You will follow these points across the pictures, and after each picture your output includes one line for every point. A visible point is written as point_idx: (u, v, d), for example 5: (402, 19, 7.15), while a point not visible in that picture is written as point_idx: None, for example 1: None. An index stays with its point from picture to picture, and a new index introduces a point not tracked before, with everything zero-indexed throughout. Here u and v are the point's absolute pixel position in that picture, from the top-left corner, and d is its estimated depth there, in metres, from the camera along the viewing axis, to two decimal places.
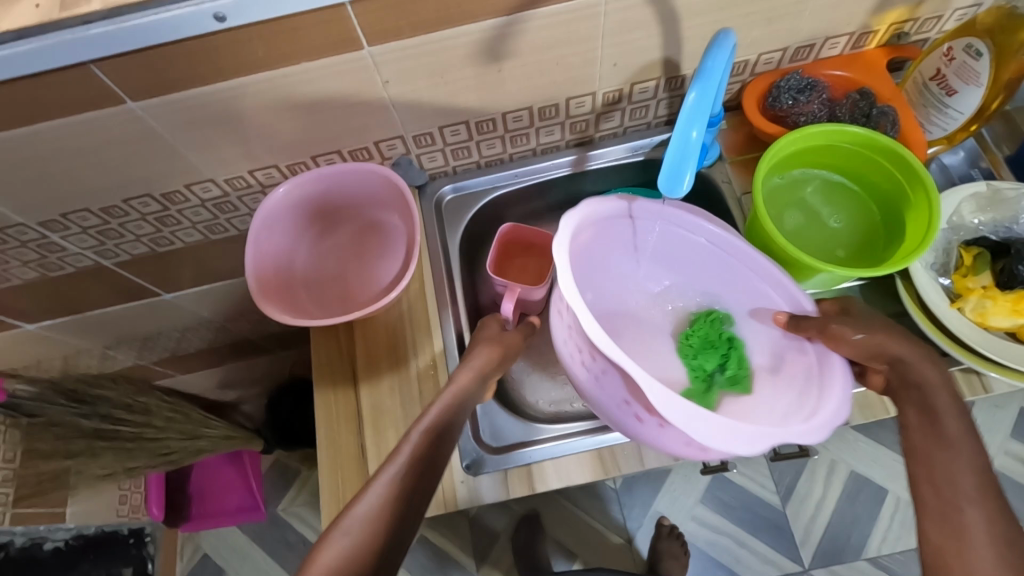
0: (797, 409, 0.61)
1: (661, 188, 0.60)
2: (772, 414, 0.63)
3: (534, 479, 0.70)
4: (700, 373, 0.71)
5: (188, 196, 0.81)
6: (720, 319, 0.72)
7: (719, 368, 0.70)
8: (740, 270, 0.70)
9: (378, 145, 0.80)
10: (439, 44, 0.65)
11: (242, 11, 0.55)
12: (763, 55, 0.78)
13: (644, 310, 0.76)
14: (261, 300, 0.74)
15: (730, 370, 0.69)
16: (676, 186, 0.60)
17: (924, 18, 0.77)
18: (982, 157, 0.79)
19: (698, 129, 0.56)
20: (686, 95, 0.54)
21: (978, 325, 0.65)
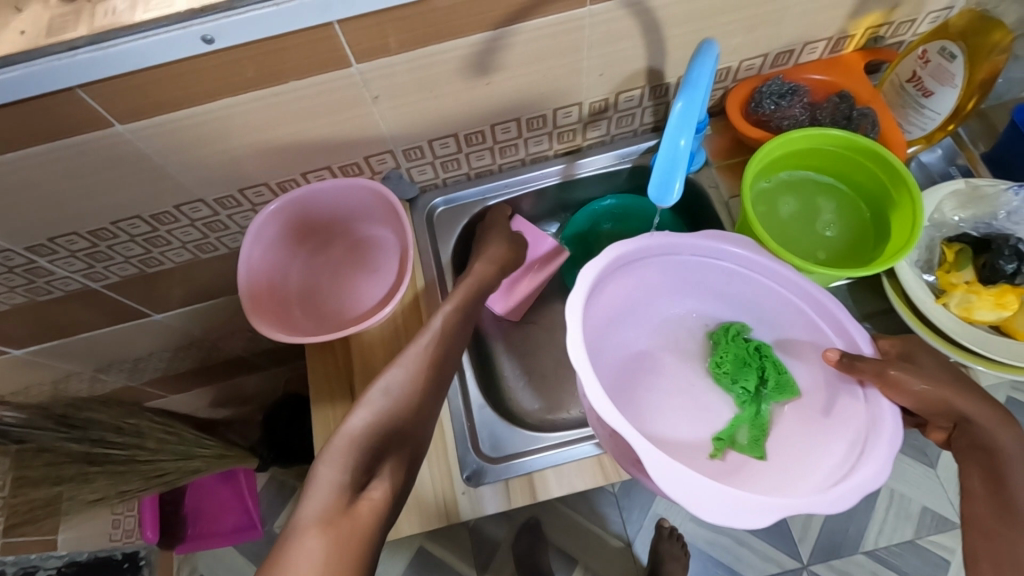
0: (847, 439, 0.61)
1: (653, 196, 0.61)
2: (821, 447, 0.63)
3: (535, 488, 0.71)
4: (745, 393, 0.71)
5: (178, 216, 0.81)
6: (740, 332, 0.73)
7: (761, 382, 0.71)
8: (774, 292, 0.70)
9: (368, 160, 0.80)
10: (427, 60, 0.66)
11: (230, 32, 0.56)
12: (744, 62, 0.80)
13: (665, 349, 0.76)
14: (254, 318, 0.73)
15: (772, 381, 0.70)
16: (667, 194, 0.61)
17: (898, 21, 0.79)
18: (959, 154, 0.81)
19: (687, 138, 0.56)
20: (673, 105, 0.55)
21: (964, 319, 0.66)
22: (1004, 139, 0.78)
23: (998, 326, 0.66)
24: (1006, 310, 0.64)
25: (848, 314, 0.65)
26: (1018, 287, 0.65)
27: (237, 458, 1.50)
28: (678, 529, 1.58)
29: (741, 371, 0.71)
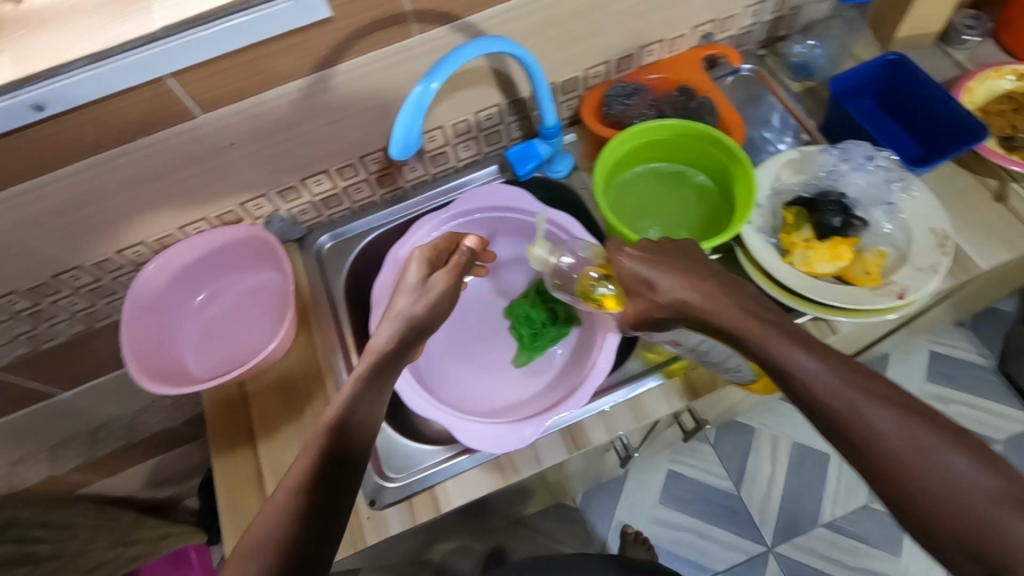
0: (549, 355, 0.85)
1: (402, 143, 0.63)
2: (555, 363, 0.85)
3: (439, 500, 0.71)
4: (532, 325, 0.85)
5: (58, 286, 0.81)
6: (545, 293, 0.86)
7: (545, 325, 0.85)
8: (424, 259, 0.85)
9: (245, 206, 0.82)
10: (272, 103, 0.69)
11: (60, 98, 0.58)
12: (589, 70, 0.86)
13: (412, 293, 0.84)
14: (138, 375, 0.73)
15: (548, 329, 0.85)
16: (411, 144, 0.64)
17: (720, 19, 0.87)
18: (801, 131, 0.89)
19: (437, 82, 0.62)
20: (428, 84, 0.62)
21: (808, 274, 0.71)
22: (832, 109, 0.85)
23: (840, 275, 0.72)
24: (842, 260, 0.70)
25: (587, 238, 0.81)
26: (848, 237, 0.71)
27: (182, 534, 1.49)
28: (643, 533, 1.60)
29: (540, 332, 0.85)
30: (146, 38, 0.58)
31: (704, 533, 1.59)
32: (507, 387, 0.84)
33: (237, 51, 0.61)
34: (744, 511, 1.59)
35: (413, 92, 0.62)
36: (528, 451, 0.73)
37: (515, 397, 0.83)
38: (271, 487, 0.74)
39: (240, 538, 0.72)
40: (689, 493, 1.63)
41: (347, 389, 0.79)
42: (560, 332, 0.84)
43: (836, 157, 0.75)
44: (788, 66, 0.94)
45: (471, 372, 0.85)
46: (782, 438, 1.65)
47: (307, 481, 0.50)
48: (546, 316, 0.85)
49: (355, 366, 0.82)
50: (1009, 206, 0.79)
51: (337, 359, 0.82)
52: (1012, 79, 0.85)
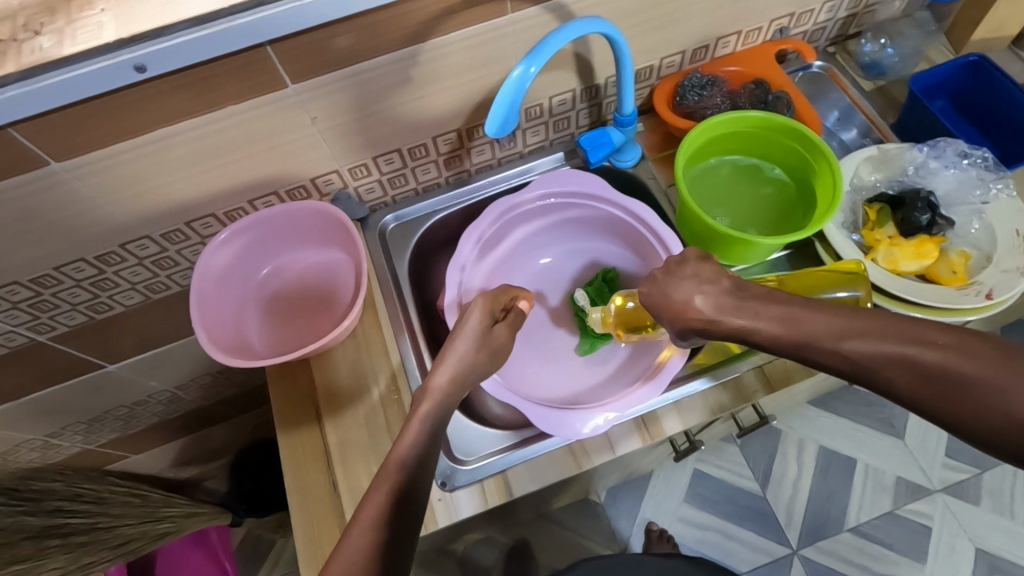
0: (614, 346, 0.85)
1: (498, 122, 0.63)
2: (619, 354, 0.84)
3: (511, 485, 0.71)
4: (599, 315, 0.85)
5: (124, 256, 0.80)
6: (613, 282, 0.86)
7: None
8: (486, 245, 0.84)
9: (315, 181, 0.81)
10: (358, 76, 0.68)
11: (161, 60, 0.57)
12: (664, 59, 0.85)
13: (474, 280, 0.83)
14: (209, 348, 0.72)
15: None
16: (505, 124, 0.63)
17: (798, 13, 0.87)
18: (872, 129, 0.89)
19: (537, 65, 0.61)
20: (529, 65, 0.61)
21: (892, 271, 0.70)
22: (908, 108, 0.85)
23: (924, 274, 0.71)
24: (928, 258, 0.69)
25: (661, 228, 0.80)
26: (934, 236, 0.71)
27: (209, 514, 1.45)
28: (667, 531, 1.60)
29: None
30: (253, 3, 0.56)
31: (729, 533, 1.58)
32: (571, 376, 0.84)
33: (337, 21, 0.60)
34: (770, 513, 1.59)
35: (511, 72, 0.61)
36: (602, 438, 0.72)
37: (579, 387, 0.83)
38: (338, 466, 0.73)
39: (308, 515, 0.71)
40: (714, 493, 1.63)
41: (415, 370, 0.79)
42: None
43: (926, 154, 0.74)
44: (859, 64, 0.94)
45: (535, 358, 0.85)
46: (809, 441, 1.65)
47: (381, 517, 0.53)
48: None
49: (420, 347, 0.81)
50: None
51: (404, 341, 0.81)
52: None
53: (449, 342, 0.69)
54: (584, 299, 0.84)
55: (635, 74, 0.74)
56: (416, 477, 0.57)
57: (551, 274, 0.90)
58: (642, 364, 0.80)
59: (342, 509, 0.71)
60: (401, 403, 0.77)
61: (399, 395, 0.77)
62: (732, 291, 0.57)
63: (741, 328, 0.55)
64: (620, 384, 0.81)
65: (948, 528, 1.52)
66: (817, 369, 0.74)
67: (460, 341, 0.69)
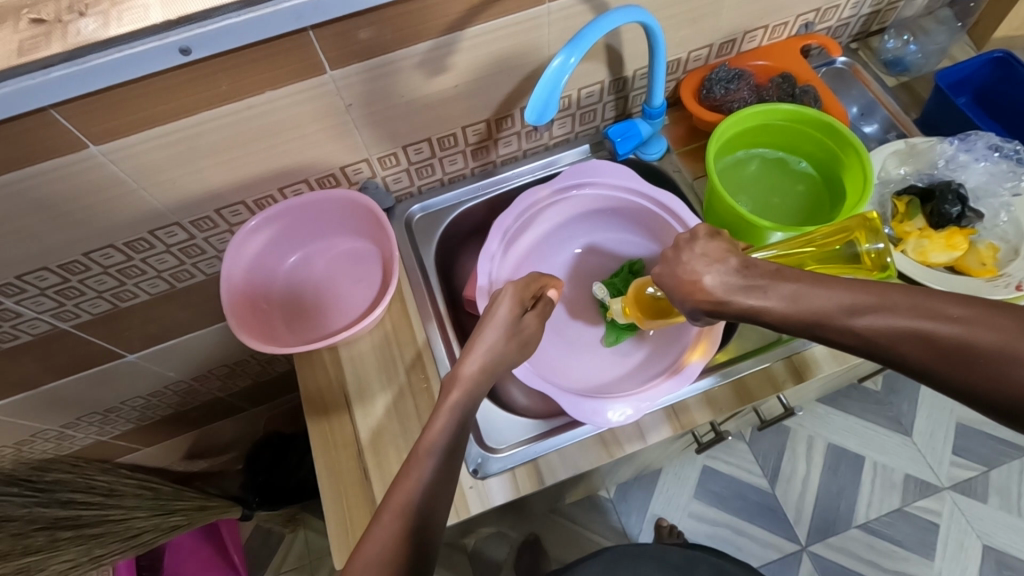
0: (640, 337, 0.85)
1: (537, 109, 0.63)
2: (645, 345, 0.85)
3: (542, 473, 0.71)
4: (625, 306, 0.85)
5: (152, 243, 0.80)
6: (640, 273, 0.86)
7: None
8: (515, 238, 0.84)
9: (344, 170, 0.81)
10: (394, 64, 0.68)
11: (205, 43, 0.57)
12: (692, 53, 0.86)
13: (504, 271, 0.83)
14: (240, 334, 0.72)
15: None
16: (544, 112, 0.63)
17: (824, 9, 0.87)
18: (894, 125, 0.90)
19: (577, 55, 0.61)
20: (570, 53, 0.61)
21: (921, 263, 0.71)
22: (932, 104, 0.86)
23: (951, 266, 0.72)
24: (957, 250, 0.70)
25: (689, 219, 0.81)
26: (963, 228, 0.71)
27: (220, 507, 1.40)
28: (677, 527, 1.60)
29: None
30: None
31: (738, 530, 1.59)
32: (597, 367, 0.84)
33: (379, 7, 0.61)
34: (779, 509, 1.60)
35: (551, 62, 0.62)
36: (632, 427, 0.73)
37: (605, 377, 0.83)
38: (369, 453, 0.73)
39: (339, 501, 0.71)
40: (724, 490, 1.63)
41: (444, 358, 0.79)
42: None
43: (956, 147, 0.75)
44: (882, 61, 0.94)
45: (562, 348, 0.85)
46: (818, 438, 1.66)
47: (411, 508, 0.53)
48: None
49: (448, 336, 0.81)
50: None
51: (432, 330, 0.81)
52: None
53: (479, 331, 0.66)
54: (603, 292, 0.85)
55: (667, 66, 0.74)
56: (448, 465, 0.57)
57: (576, 265, 0.91)
58: (670, 355, 0.81)
59: (374, 496, 0.71)
60: (430, 391, 0.77)
61: (429, 384, 0.77)
62: (741, 269, 0.55)
63: (766, 308, 0.54)
64: (647, 374, 0.81)
65: (955, 525, 1.53)
66: (846, 360, 0.74)
67: (487, 332, 0.66)
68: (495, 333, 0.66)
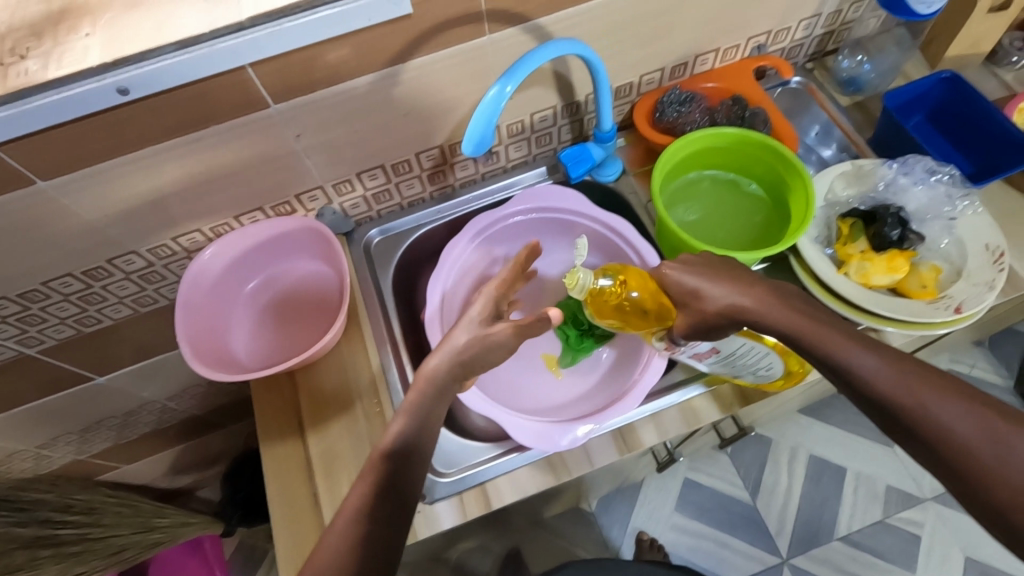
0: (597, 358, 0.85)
1: (474, 140, 0.64)
2: (602, 364, 0.85)
3: (489, 497, 0.71)
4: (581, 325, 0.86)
5: (111, 271, 0.81)
6: None
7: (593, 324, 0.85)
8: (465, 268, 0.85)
9: (300, 197, 0.83)
10: (339, 96, 0.70)
11: (145, 83, 0.58)
12: (643, 77, 0.87)
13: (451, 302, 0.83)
14: (194, 360, 0.73)
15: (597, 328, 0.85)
16: (482, 142, 0.64)
17: (775, 31, 0.88)
18: (849, 145, 0.90)
19: (512, 84, 0.62)
20: (506, 83, 0.62)
21: (864, 285, 0.72)
22: (884, 126, 0.86)
23: (895, 288, 0.73)
24: (898, 272, 0.71)
25: (641, 239, 0.82)
26: (905, 250, 0.72)
27: (201, 524, 1.45)
28: (659, 540, 1.60)
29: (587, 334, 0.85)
30: (235, 27, 0.58)
31: (720, 542, 1.58)
32: (553, 388, 0.84)
33: (317, 44, 0.62)
34: (761, 522, 1.59)
35: (488, 91, 0.63)
36: (579, 451, 0.73)
37: (562, 398, 0.83)
38: (321, 477, 0.74)
39: (291, 526, 0.72)
40: (706, 502, 1.63)
41: (396, 382, 0.80)
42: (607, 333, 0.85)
43: (896, 170, 0.76)
44: (837, 80, 0.95)
45: (519, 370, 0.85)
46: (800, 450, 1.65)
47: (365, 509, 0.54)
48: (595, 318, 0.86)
49: (403, 360, 0.82)
50: None
51: (387, 354, 0.82)
52: None
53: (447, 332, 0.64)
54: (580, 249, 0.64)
55: (612, 91, 0.75)
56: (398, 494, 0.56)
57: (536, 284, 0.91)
58: (623, 375, 0.81)
59: (324, 520, 0.72)
60: (383, 415, 0.78)
61: (382, 408, 0.78)
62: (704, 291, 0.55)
63: None
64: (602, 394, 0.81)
65: (938, 536, 1.52)
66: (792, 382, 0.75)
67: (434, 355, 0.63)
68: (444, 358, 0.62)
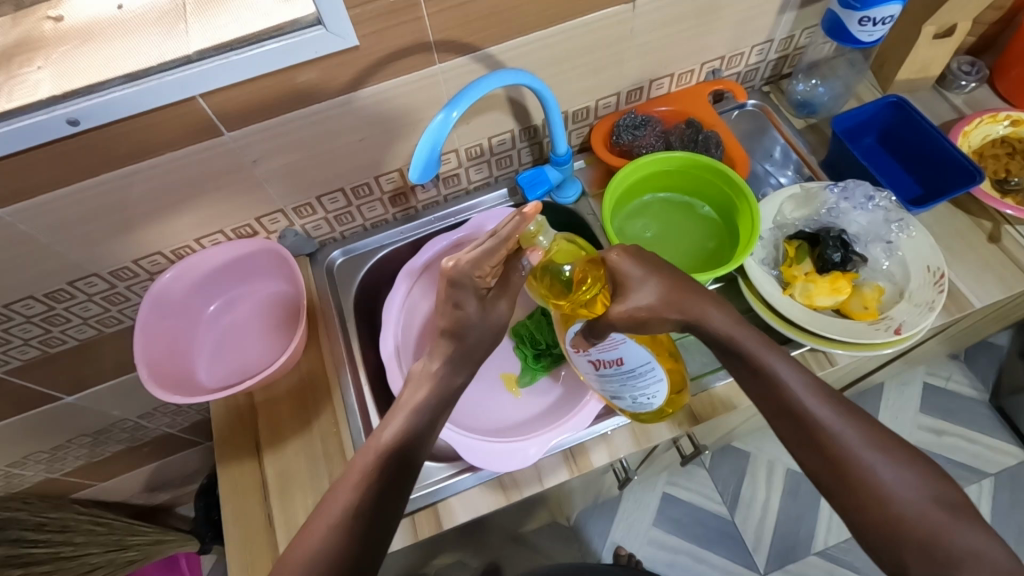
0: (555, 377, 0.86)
1: (420, 166, 0.66)
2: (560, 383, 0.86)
3: (441, 517, 0.72)
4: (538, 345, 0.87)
5: (73, 293, 0.82)
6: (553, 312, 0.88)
7: (551, 344, 0.87)
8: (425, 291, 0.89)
9: (260, 220, 0.84)
10: (292, 123, 0.71)
11: (95, 114, 0.60)
12: (599, 101, 0.89)
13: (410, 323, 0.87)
14: (150, 383, 0.74)
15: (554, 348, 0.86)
16: (428, 168, 0.66)
17: (728, 56, 0.91)
18: (803, 167, 0.92)
19: (457, 110, 0.64)
20: (451, 109, 0.64)
21: (808, 306, 0.73)
22: (834, 148, 0.88)
23: (838, 309, 0.74)
24: (841, 294, 0.72)
25: None
26: (848, 272, 0.74)
27: (177, 541, 1.46)
28: (637, 554, 1.60)
29: (545, 353, 0.87)
30: (182, 60, 0.60)
31: (698, 557, 1.58)
32: (511, 407, 0.85)
33: (267, 74, 0.64)
34: (738, 536, 1.59)
35: (434, 117, 0.64)
36: (530, 470, 0.74)
37: (520, 417, 0.84)
38: (275, 497, 0.75)
39: (245, 547, 0.73)
40: (684, 517, 1.63)
41: (353, 403, 0.81)
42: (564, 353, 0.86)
43: (838, 195, 0.78)
44: (791, 102, 0.97)
45: (477, 390, 0.86)
46: (778, 464, 1.66)
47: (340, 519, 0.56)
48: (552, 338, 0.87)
49: (361, 380, 0.83)
50: (1002, 246, 0.82)
51: (346, 374, 0.83)
52: (1006, 124, 0.88)
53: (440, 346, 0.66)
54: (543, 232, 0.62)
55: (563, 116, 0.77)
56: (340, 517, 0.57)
57: None
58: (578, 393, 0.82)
59: (277, 541, 0.73)
60: (339, 436, 0.78)
61: (339, 428, 0.79)
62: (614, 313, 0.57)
63: None
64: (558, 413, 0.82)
65: None
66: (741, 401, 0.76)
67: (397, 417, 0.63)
68: (406, 417, 0.63)
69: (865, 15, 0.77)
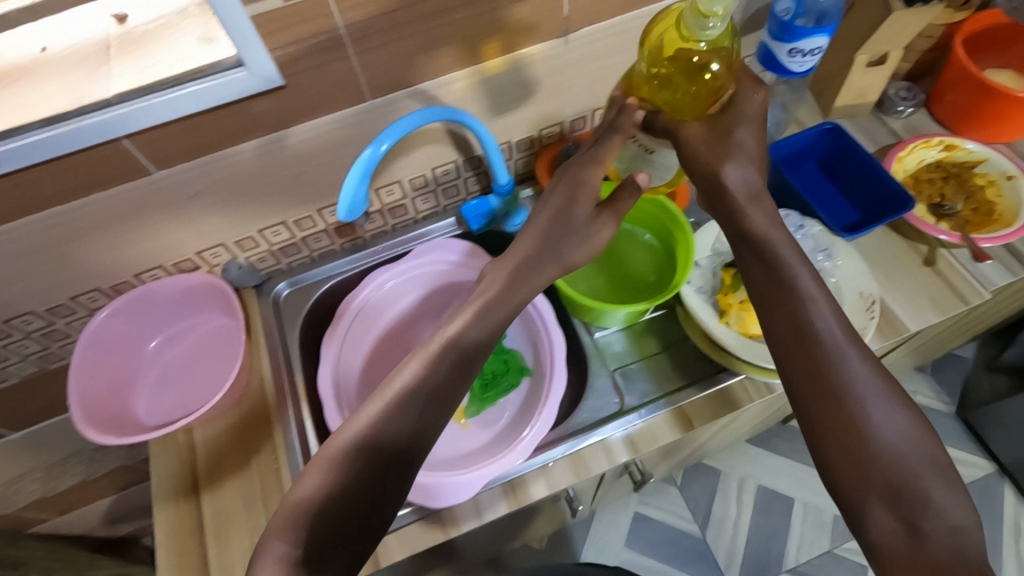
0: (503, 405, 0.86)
1: (349, 201, 0.66)
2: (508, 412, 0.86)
3: (378, 556, 0.71)
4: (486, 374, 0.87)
5: (9, 331, 0.81)
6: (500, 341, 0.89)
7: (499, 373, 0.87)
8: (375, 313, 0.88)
9: (202, 254, 0.83)
10: (224, 160, 0.71)
11: (13, 156, 0.60)
12: (543, 131, 0.90)
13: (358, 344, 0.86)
14: (82, 424, 0.74)
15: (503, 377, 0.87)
16: (356, 203, 0.66)
17: None
18: None
19: (386, 142, 0.64)
20: (380, 142, 0.64)
21: (743, 334, 0.74)
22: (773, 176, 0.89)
23: None
24: None
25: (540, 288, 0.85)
26: None
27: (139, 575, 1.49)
28: None
29: (492, 383, 0.87)
30: (101, 104, 0.61)
31: None
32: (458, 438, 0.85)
33: (193, 114, 0.64)
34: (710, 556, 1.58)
35: (363, 150, 0.65)
36: (469, 505, 0.73)
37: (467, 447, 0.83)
38: (212, 538, 0.74)
39: None
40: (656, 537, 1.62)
41: (294, 440, 0.80)
42: (512, 381, 0.86)
43: None
44: None
45: None
46: (749, 481, 1.66)
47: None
48: (499, 367, 0.88)
49: (303, 416, 0.82)
50: (938, 270, 0.83)
51: (288, 409, 0.82)
52: (940, 149, 0.89)
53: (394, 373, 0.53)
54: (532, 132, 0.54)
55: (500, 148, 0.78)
56: None
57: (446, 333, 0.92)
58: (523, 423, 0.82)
59: None
60: (278, 473, 0.77)
61: (279, 465, 0.78)
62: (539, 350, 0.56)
63: None
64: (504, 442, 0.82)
65: None
66: (681, 431, 0.75)
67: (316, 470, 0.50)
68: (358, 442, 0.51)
69: (794, 46, 0.78)
